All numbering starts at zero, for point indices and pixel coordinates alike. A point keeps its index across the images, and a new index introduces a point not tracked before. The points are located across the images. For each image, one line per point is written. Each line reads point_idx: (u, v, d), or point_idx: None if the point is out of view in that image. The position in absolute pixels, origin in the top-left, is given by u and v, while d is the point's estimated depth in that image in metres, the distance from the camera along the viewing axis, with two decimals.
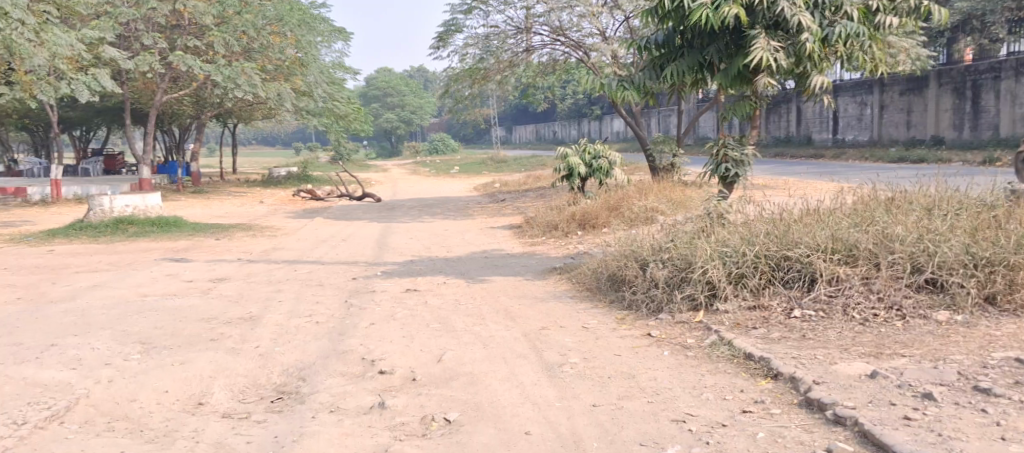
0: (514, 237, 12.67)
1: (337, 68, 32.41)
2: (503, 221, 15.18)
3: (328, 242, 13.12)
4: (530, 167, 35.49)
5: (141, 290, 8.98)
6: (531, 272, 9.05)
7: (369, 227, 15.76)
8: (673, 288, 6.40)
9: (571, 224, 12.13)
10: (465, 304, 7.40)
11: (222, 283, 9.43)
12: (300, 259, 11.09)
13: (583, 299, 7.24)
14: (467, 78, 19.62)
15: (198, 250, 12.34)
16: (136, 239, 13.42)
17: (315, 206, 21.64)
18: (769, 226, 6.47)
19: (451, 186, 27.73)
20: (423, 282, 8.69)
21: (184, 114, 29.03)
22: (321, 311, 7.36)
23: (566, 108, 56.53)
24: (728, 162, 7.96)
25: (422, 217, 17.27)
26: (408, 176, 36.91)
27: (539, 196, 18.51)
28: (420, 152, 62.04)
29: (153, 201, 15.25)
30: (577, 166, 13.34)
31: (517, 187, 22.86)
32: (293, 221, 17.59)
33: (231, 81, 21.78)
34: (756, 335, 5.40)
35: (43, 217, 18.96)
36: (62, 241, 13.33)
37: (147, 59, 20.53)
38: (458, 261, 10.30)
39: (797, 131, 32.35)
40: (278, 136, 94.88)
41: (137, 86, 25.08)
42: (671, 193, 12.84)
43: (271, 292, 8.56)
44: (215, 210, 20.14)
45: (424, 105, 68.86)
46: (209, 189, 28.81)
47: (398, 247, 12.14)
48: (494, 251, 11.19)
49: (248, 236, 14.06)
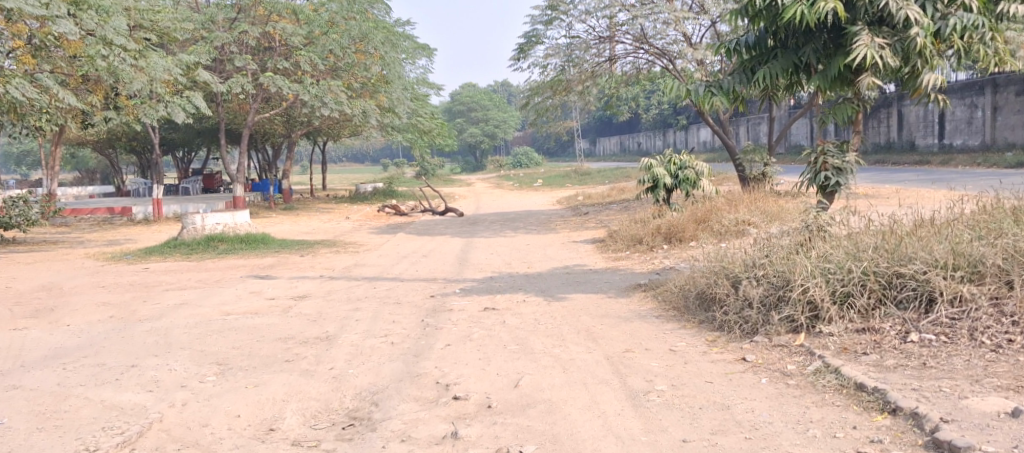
0: (597, 251, 12.25)
1: (421, 84, 32.73)
2: (586, 235, 14.77)
3: (409, 258, 12.98)
4: (615, 179, 34.92)
5: (224, 308, 8.96)
6: (615, 289, 8.63)
7: (451, 242, 15.60)
8: (768, 307, 5.90)
9: (656, 238, 11.62)
10: (545, 324, 7.05)
11: (303, 301, 9.33)
12: (381, 276, 10.95)
13: (668, 318, 6.79)
14: (549, 89, 19.33)
15: (283, 267, 12.38)
16: (224, 256, 13.59)
17: (399, 221, 21.75)
18: (878, 240, 5.91)
19: (535, 200, 27.50)
20: (503, 300, 8.39)
21: (274, 133, 29.82)
22: (397, 330, 7.13)
23: (651, 119, 55.62)
24: (828, 170, 7.37)
25: (504, 231, 17.02)
26: (491, 190, 36.92)
27: (624, 209, 18.01)
28: (504, 166, 62.19)
29: (242, 218, 15.46)
30: (662, 177, 12.85)
31: (601, 200, 22.39)
32: (376, 237, 17.63)
33: (318, 99, 22.16)
34: (867, 362, 4.86)
35: (144, 235, 19.67)
36: (156, 258, 13.65)
37: (239, 81, 21.09)
38: (539, 278, 9.96)
39: (898, 137, 30.71)
40: (365, 153, 96.98)
41: (231, 107, 25.88)
42: (764, 204, 12.22)
43: (349, 310, 8.39)
44: (303, 227, 20.42)
45: (508, 119, 69.09)
46: (299, 206, 29.45)
47: (480, 263, 11.88)
48: (577, 267, 10.80)
49: (332, 252, 14.09)
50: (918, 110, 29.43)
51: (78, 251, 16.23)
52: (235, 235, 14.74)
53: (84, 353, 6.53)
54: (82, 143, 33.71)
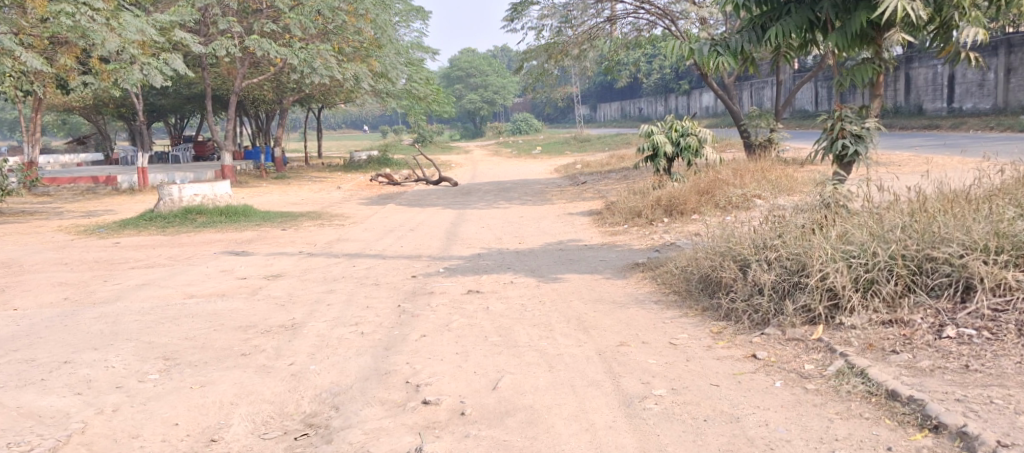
0: (594, 225, 11.56)
1: (416, 48, 31.87)
2: (583, 206, 14.09)
3: (395, 232, 12.29)
4: (615, 146, 34.10)
5: (188, 288, 8.28)
6: (611, 268, 7.95)
7: (442, 214, 14.90)
8: (780, 296, 5.23)
9: (656, 211, 10.94)
10: (532, 311, 6.38)
11: (275, 281, 8.65)
12: (362, 253, 10.26)
13: (669, 304, 6.13)
14: (543, 53, 18.35)
15: (262, 242, 11.69)
16: (201, 230, 12.87)
17: (392, 191, 21.07)
18: (906, 217, 5.23)
19: (533, 168, 26.82)
20: (489, 282, 7.72)
21: (265, 99, 29.00)
22: (369, 318, 6.46)
23: (653, 83, 54.63)
24: (846, 138, 6.66)
25: (498, 202, 16.36)
26: (489, 158, 36.10)
27: (623, 178, 17.32)
28: (503, 132, 61.24)
29: (222, 189, 14.71)
30: (663, 145, 12.08)
31: (600, 168, 21.63)
32: (365, 208, 16.91)
33: (307, 64, 21.35)
34: (898, 363, 4.19)
35: (125, 206, 18.96)
36: (130, 232, 12.93)
37: (224, 44, 20.23)
38: (531, 255, 9.28)
39: (905, 101, 29.86)
40: (363, 119, 95.81)
41: (218, 73, 25.04)
42: (772, 174, 11.54)
43: (323, 293, 7.71)
44: (291, 197, 19.71)
45: (507, 84, 68.01)
46: (291, 174, 28.71)
47: (469, 238, 11.18)
48: (571, 242, 10.11)
49: (315, 226, 13.39)
50: (927, 73, 28.56)
51: (53, 223, 15.51)
52: (214, 207, 14.02)
53: (17, 346, 5.84)
54: (69, 109, 32.82)
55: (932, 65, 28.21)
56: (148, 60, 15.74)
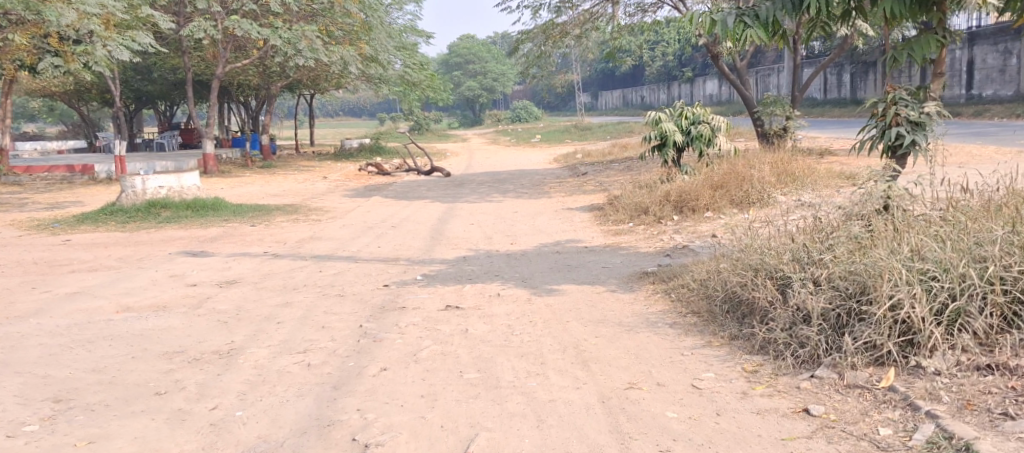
0: (594, 222, 10.43)
1: (411, 32, 30.71)
2: (583, 200, 12.97)
3: (376, 229, 11.13)
4: (616, 135, 32.92)
5: (124, 298, 7.10)
6: (615, 278, 6.82)
7: (429, 208, 13.73)
8: (832, 326, 4.08)
9: (665, 208, 9.82)
10: (520, 336, 5.24)
11: (227, 290, 7.49)
12: (334, 255, 9.10)
13: (688, 329, 5.00)
14: (541, 34, 16.99)
15: (227, 241, 10.51)
16: (164, 226, 11.68)
17: (381, 182, 19.96)
18: (997, 227, 4.10)
19: (532, 157, 25.69)
20: (472, 295, 6.58)
21: (251, 85, 27.79)
22: (322, 343, 5.31)
23: (656, 70, 53.41)
24: (900, 125, 5.49)
25: (492, 195, 15.24)
26: (486, 147, 34.92)
27: (626, 169, 16.20)
28: (502, 120, 60.00)
29: (191, 180, 13.44)
30: (672, 133, 10.92)
31: (601, 158, 20.45)
32: (348, 201, 15.72)
33: (292, 46, 20.23)
34: (1018, 436, 3.08)
35: (96, 197, 17.80)
36: (86, 228, 11.74)
37: (201, 25, 19.31)
38: (524, 260, 8.14)
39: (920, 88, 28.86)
40: (361, 107, 94.37)
41: (201, 57, 23.90)
42: (794, 165, 10.39)
43: (277, 307, 6.56)
44: (273, 189, 18.54)
45: (507, 72, 66.67)
46: (279, 163, 27.54)
47: (456, 237, 10.02)
48: (569, 244, 8.97)
49: (289, 221, 12.22)
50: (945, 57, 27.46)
51: (9, 217, 14.29)
52: (181, 199, 12.83)
53: None
54: (49, 94, 31.53)
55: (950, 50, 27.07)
56: (112, 37, 14.51)
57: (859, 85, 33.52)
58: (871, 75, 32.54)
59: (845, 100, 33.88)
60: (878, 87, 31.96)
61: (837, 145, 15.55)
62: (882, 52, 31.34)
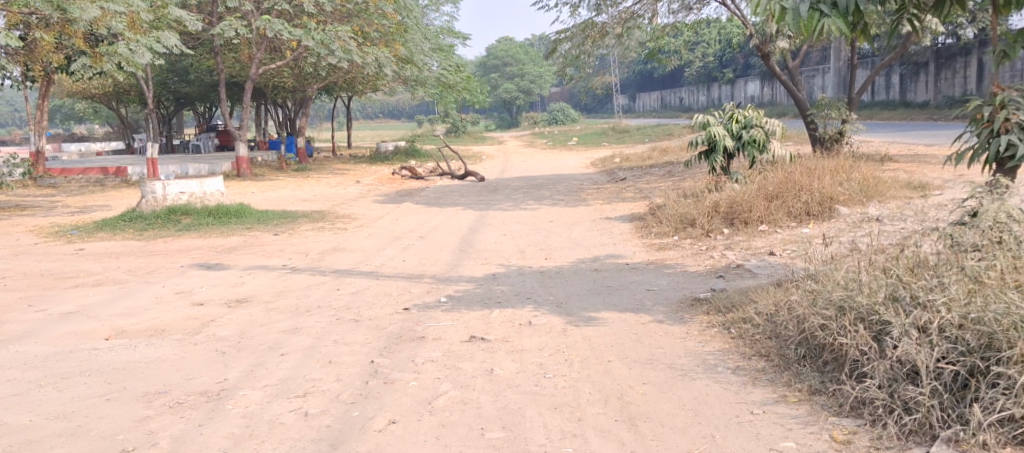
0: (637, 234, 9.59)
1: (446, 33, 30.16)
2: (623, 209, 12.13)
3: (403, 240, 10.42)
4: (657, 137, 31.94)
5: (121, 320, 6.46)
6: (662, 304, 6.01)
7: (461, 216, 12.99)
8: (946, 388, 3.32)
9: (714, 220, 8.95)
10: (554, 380, 4.48)
11: (235, 309, 6.82)
12: (355, 269, 8.40)
13: (756, 379, 4.20)
14: (580, 33, 16.01)
15: (245, 251, 9.88)
16: (183, 234, 11.10)
17: (413, 186, 19.34)
18: None
19: (568, 162, 24.89)
20: (501, 324, 5.82)
21: (285, 87, 27.39)
22: (325, 385, 4.59)
23: (696, 72, 52.23)
24: (1012, 130, 4.60)
25: (527, 202, 14.48)
26: (522, 150, 34.17)
27: (669, 175, 15.31)
28: (539, 122, 59.19)
29: (213, 186, 12.68)
30: (722, 138, 10.03)
31: (641, 162, 19.58)
32: (378, 207, 15.05)
33: (324, 46, 19.69)
34: None
35: (123, 201, 17.41)
36: (102, 235, 11.19)
37: (231, 24, 18.87)
38: (560, 280, 7.36)
39: (977, 90, 27.56)
40: (399, 108, 94.22)
41: (235, 59, 23.52)
42: (857, 172, 9.47)
43: (284, 333, 5.85)
44: (303, 194, 17.98)
45: (545, 73, 65.76)
46: (312, 166, 27.11)
47: (486, 250, 9.26)
48: (610, 260, 8.17)
49: (313, 230, 11.56)
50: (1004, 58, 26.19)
51: (31, 221, 13.85)
52: (203, 205, 12.25)
53: None
54: (86, 96, 31.47)
55: None
56: (138, 38, 14.02)
57: (909, 86, 32.11)
58: (922, 76, 31.15)
59: (894, 102, 32.48)
60: (929, 89, 30.57)
61: (895, 151, 14.51)
62: (934, 52, 29.96)
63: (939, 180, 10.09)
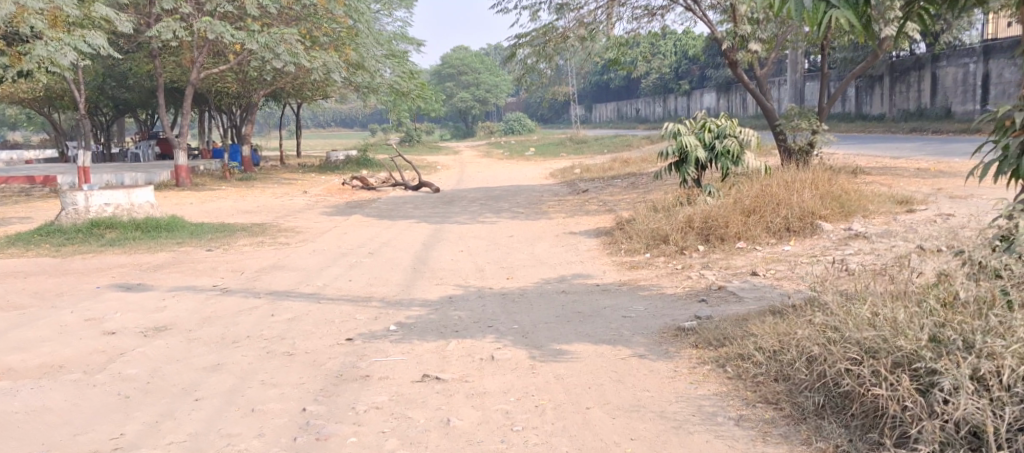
0: (604, 251, 8.92)
1: (399, 39, 29.41)
2: (587, 223, 11.46)
3: (349, 257, 9.58)
4: (615, 148, 31.50)
5: (11, 355, 5.51)
6: (642, 335, 5.30)
7: (414, 230, 12.17)
8: None
9: (688, 236, 8.33)
10: (523, 435, 3.72)
11: (151, 339, 5.92)
12: (294, 292, 7.54)
13: (766, 432, 3.54)
14: (542, 37, 14.73)
15: (172, 270, 8.93)
16: (105, 250, 10.08)
17: (364, 197, 18.47)
18: None
19: (525, 172, 24.28)
20: (458, 358, 5.03)
21: (230, 92, 26.30)
22: (242, 443, 3.76)
23: (652, 83, 52.22)
24: None
25: (484, 214, 13.75)
26: (478, 160, 33.43)
27: (633, 187, 14.75)
28: (495, 133, 58.57)
29: (143, 197, 11.63)
30: (694, 149, 9.41)
31: (602, 173, 18.99)
32: (325, 219, 14.16)
33: (270, 49, 18.86)
34: None
35: (48, 212, 16.19)
36: (13, 251, 10.11)
37: (169, 26, 17.89)
38: (524, 305, 6.60)
39: (930, 103, 27.65)
40: (352, 118, 92.82)
41: (177, 62, 22.44)
42: (836, 184, 8.92)
43: (204, 371, 4.99)
44: (246, 205, 16.96)
45: (501, 83, 65.17)
46: (259, 175, 25.97)
47: (441, 269, 8.49)
48: (577, 281, 7.46)
49: (251, 246, 10.64)
50: (957, 72, 26.34)
51: None
52: (130, 219, 11.23)
53: None
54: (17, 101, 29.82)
55: (963, 64, 25.97)
56: (59, 37, 12.82)
57: (865, 99, 32.20)
58: (876, 90, 31.25)
59: (849, 115, 32.52)
60: (884, 102, 30.69)
61: (863, 163, 14.14)
62: (889, 65, 30.07)
63: (918, 194, 9.63)
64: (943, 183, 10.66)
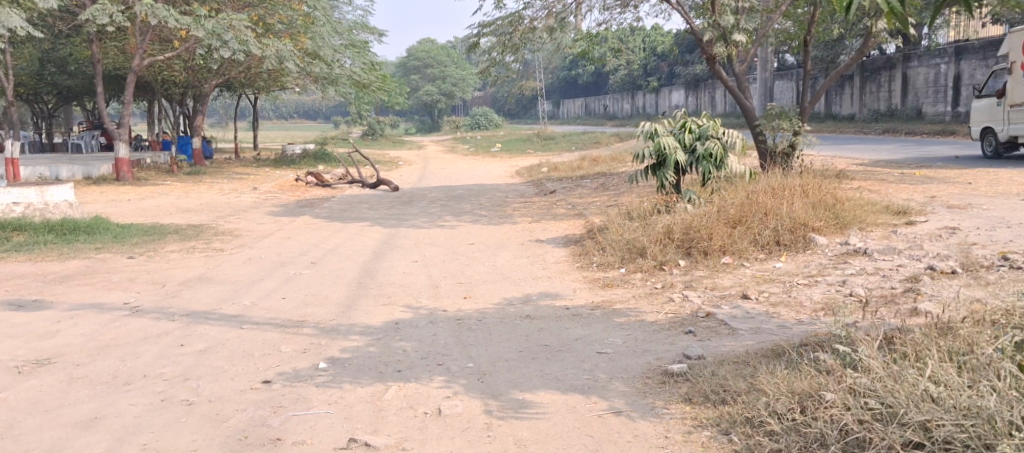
0: (574, 264, 8.01)
1: (360, 28, 28.19)
2: (554, 229, 10.53)
3: (288, 267, 8.54)
4: (582, 145, 30.67)
5: None
6: (621, 379, 4.38)
7: (366, 235, 11.14)
8: None
9: (667, 248, 7.48)
10: None
11: (23, 378, 4.86)
12: (215, 313, 6.50)
13: None
14: (507, 27, 13.67)
15: (80, 283, 7.82)
16: (9, 256, 8.92)
17: (318, 195, 17.36)
18: None
19: (490, 169, 23.31)
20: (396, 413, 4.06)
21: (178, 81, 24.88)
22: None
23: (620, 79, 51.53)
24: None
25: (444, 217, 12.77)
26: (442, 155, 32.33)
27: (602, 189, 13.88)
28: (460, 128, 57.49)
29: (58, 194, 10.73)
30: (672, 151, 8.50)
31: (569, 173, 18.10)
32: (271, 220, 13.06)
33: (217, 36, 17.60)
34: None
35: None
36: None
37: (106, 9, 16.57)
38: (482, 334, 5.63)
39: (901, 104, 27.26)
40: (315, 110, 90.88)
41: (119, 47, 21.02)
42: (827, 190, 8.09)
43: (72, 429, 3.96)
44: (188, 202, 15.78)
45: (467, 77, 63.95)
46: (209, 169, 24.66)
47: (391, 284, 7.49)
48: (544, 303, 6.52)
49: (181, 252, 9.54)
50: (928, 72, 25.89)
51: None
52: (43, 222, 10.04)
53: None
54: None
55: (934, 64, 25.52)
56: None
57: (834, 99, 31.78)
58: (846, 90, 30.83)
59: (819, 115, 32.08)
60: (853, 102, 30.25)
61: (844, 166, 13.42)
62: (859, 65, 29.63)
63: (913, 203, 8.85)
64: (936, 191, 9.92)
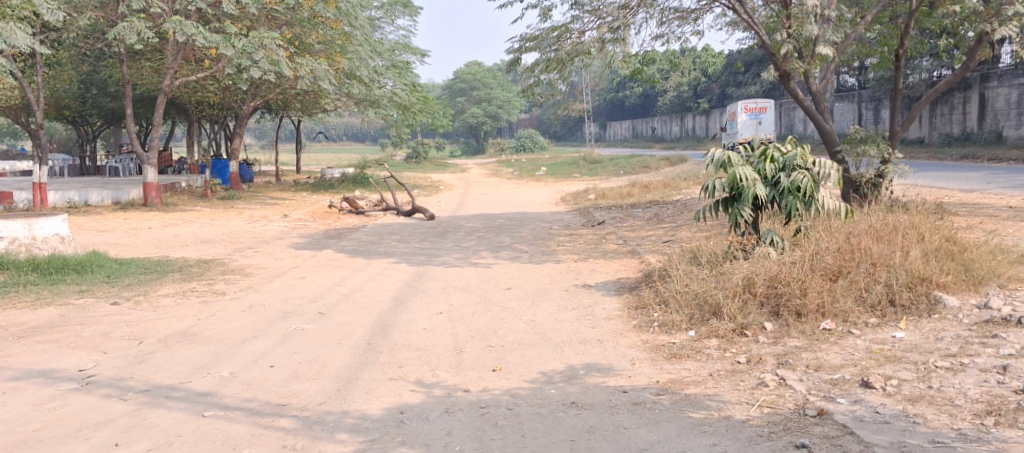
0: (630, 321, 6.55)
1: (402, 49, 27.17)
2: (604, 271, 9.07)
3: (291, 319, 7.24)
4: (632, 170, 29.10)
5: None
6: None
7: (391, 274, 9.81)
8: None
9: (750, 307, 5.98)
10: None
11: None
12: (183, 388, 5.19)
13: None
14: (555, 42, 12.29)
15: (42, 338, 6.60)
16: None
17: (349, 224, 16.17)
18: None
19: (533, 196, 21.97)
20: None
21: (213, 102, 24.04)
22: None
23: (670, 101, 49.87)
24: None
25: (481, 252, 11.42)
26: (485, 179, 31.09)
27: (658, 221, 12.38)
28: (506, 150, 56.20)
29: (49, 228, 9.57)
30: (751, 184, 6.98)
31: (619, 201, 16.57)
32: (292, 253, 11.86)
33: (247, 55, 16.63)
34: None
35: None
36: None
37: (133, 26, 15.63)
38: (512, 434, 4.21)
39: (978, 127, 25.24)
40: (361, 131, 90.59)
41: (151, 67, 20.22)
42: (947, 232, 6.49)
43: None
44: (210, 232, 14.66)
45: (513, 98, 62.81)
46: (243, 193, 23.79)
47: (405, 347, 6.11)
48: (596, 383, 5.06)
49: (176, 296, 8.32)
50: (1010, 94, 23.79)
51: None
52: (30, 259, 8.91)
53: None
54: None
55: (1017, 85, 23.40)
56: None
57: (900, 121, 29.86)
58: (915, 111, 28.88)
59: None
60: (923, 125, 28.29)
61: (936, 197, 11.73)
62: None
63: None
64: None
